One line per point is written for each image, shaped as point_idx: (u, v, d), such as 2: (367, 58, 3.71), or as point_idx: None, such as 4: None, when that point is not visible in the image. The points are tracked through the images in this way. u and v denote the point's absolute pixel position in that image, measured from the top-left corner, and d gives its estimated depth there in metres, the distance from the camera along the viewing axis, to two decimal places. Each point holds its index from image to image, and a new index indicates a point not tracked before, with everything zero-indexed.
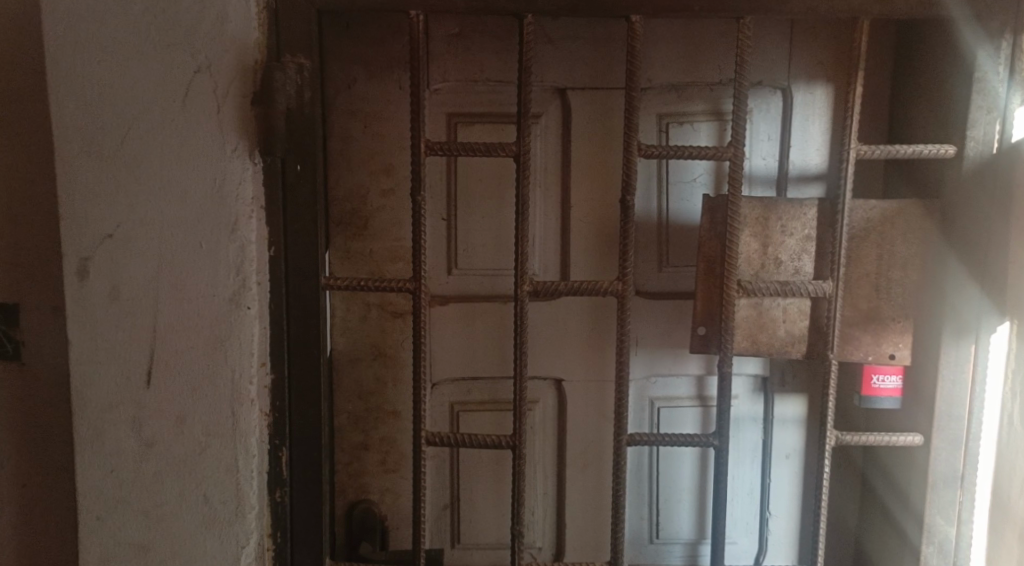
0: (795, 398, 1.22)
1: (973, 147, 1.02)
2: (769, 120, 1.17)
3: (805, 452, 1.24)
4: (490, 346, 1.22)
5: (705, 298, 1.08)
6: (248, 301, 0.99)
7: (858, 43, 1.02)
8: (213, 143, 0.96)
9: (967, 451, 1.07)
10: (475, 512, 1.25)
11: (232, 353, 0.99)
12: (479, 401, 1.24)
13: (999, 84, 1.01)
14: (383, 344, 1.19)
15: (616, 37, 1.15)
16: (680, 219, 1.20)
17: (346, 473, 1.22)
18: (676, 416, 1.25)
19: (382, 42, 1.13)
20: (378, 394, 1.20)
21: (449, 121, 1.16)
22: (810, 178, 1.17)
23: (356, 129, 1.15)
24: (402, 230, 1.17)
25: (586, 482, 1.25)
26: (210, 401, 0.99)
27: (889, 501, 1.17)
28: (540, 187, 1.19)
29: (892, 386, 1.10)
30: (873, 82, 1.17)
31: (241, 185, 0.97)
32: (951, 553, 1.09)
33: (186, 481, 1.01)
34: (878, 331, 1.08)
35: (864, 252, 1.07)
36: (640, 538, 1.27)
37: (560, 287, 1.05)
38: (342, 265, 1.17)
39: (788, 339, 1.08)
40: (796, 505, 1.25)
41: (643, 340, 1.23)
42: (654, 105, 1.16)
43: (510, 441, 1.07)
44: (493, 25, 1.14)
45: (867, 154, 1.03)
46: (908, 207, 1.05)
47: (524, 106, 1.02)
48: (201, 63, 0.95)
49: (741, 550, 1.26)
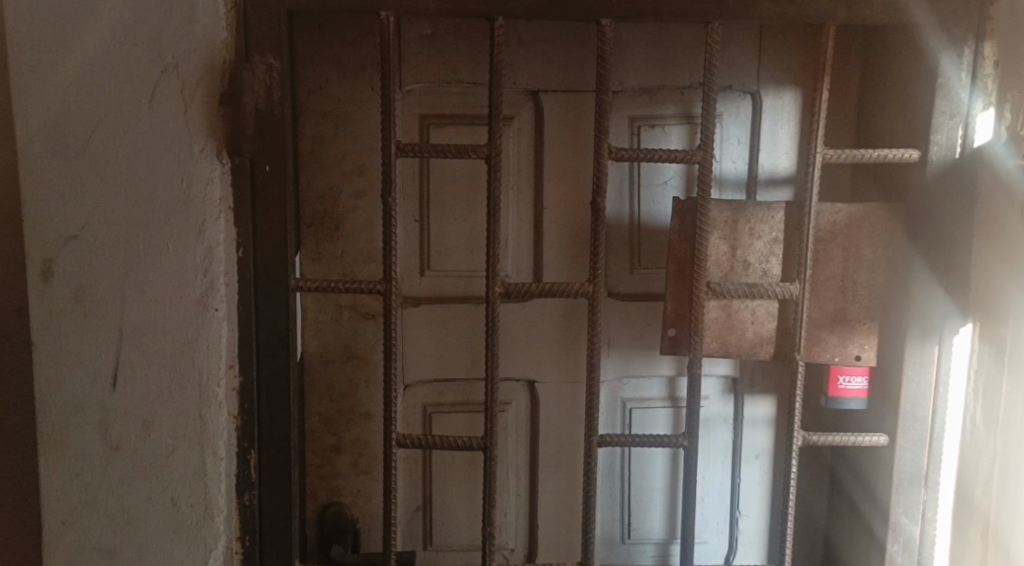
0: (765, 399, 1.24)
1: (937, 152, 1.04)
2: (739, 123, 1.18)
3: (773, 452, 1.25)
4: (463, 348, 1.22)
5: (676, 300, 1.09)
6: (216, 303, 0.99)
7: (824, 48, 1.03)
8: (181, 143, 0.96)
9: (931, 451, 1.09)
10: (448, 513, 1.25)
11: (201, 354, 0.99)
12: (452, 403, 1.24)
13: (962, 90, 1.02)
14: (355, 345, 1.19)
15: (587, 40, 1.15)
16: (651, 221, 1.20)
17: (317, 475, 1.21)
18: (648, 417, 1.26)
19: (354, 42, 1.13)
20: (350, 396, 1.20)
21: (422, 122, 1.16)
22: (779, 181, 1.18)
23: (327, 130, 1.14)
24: (374, 232, 1.17)
25: (559, 483, 1.25)
26: (178, 404, 0.99)
27: (857, 498, 1.18)
28: (513, 189, 1.19)
29: (858, 387, 1.12)
30: (841, 87, 1.18)
31: (209, 185, 0.97)
32: (916, 551, 1.10)
33: (153, 484, 1.00)
34: (845, 332, 1.09)
35: (831, 255, 1.08)
36: (612, 538, 1.27)
37: (532, 289, 1.05)
38: (313, 266, 1.17)
39: (755, 340, 1.09)
40: (765, 503, 1.26)
41: (615, 342, 1.23)
42: (625, 109, 1.17)
43: (481, 442, 1.07)
44: (465, 27, 1.14)
45: (834, 158, 1.04)
46: (874, 210, 1.07)
47: (496, 109, 1.03)
48: (169, 63, 0.95)
49: (711, 550, 1.27)
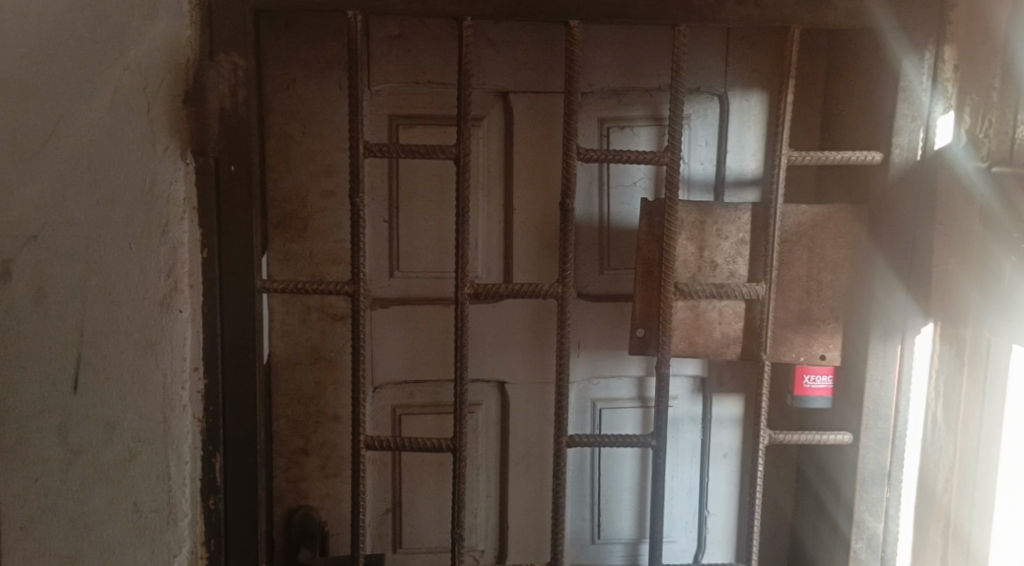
0: (732, 399, 1.25)
1: (899, 154, 1.05)
2: (707, 126, 1.19)
3: (741, 451, 1.26)
4: (433, 350, 1.21)
5: (645, 301, 1.10)
6: (180, 305, 0.97)
7: (789, 52, 1.05)
8: (143, 142, 0.94)
9: (894, 448, 1.10)
10: (417, 515, 1.24)
11: (164, 356, 0.97)
12: (421, 404, 1.23)
13: (923, 93, 1.04)
14: (323, 347, 1.18)
15: (556, 41, 1.16)
16: (620, 222, 1.21)
17: (284, 478, 1.20)
18: (618, 417, 1.26)
19: (321, 42, 1.12)
20: (319, 398, 1.19)
21: (390, 123, 1.15)
22: (746, 183, 1.19)
23: (294, 130, 1.13)
24: (343, 233, 1.16)
25: (529, 483, 1.25)
26: (141, 407, 0.97)
27: (823, 495, 1.20)
28: (482, 190, 1.19)
29: (823, 385, 1.13)
30: (806, 90, 1.20)
31: (173, 185, 0.96)
32: (880, 548, 1.11)
33: (115, 488, 0.98)
34: (810, 332, 1.11)
35: (795, 256, 1.09)
36: (582, 538, 1.27)
37: (501, 290, 1.05)
38: (281, 267, 1.16)
39: (723, 340, 1.10)
40: (733, 502, 1.27)
41: (585, 343, 1.23)
42: (595, 110, 1.18)
43: (451, 443, 1.07)
44: (434, 27, 1.13)
45: (798, 160, 1.05)
46: (838, 211, 1.08)
47: (465, 109, 1.03)
48: (131, 61, 0.93)
49: (681, 549, 1.28)
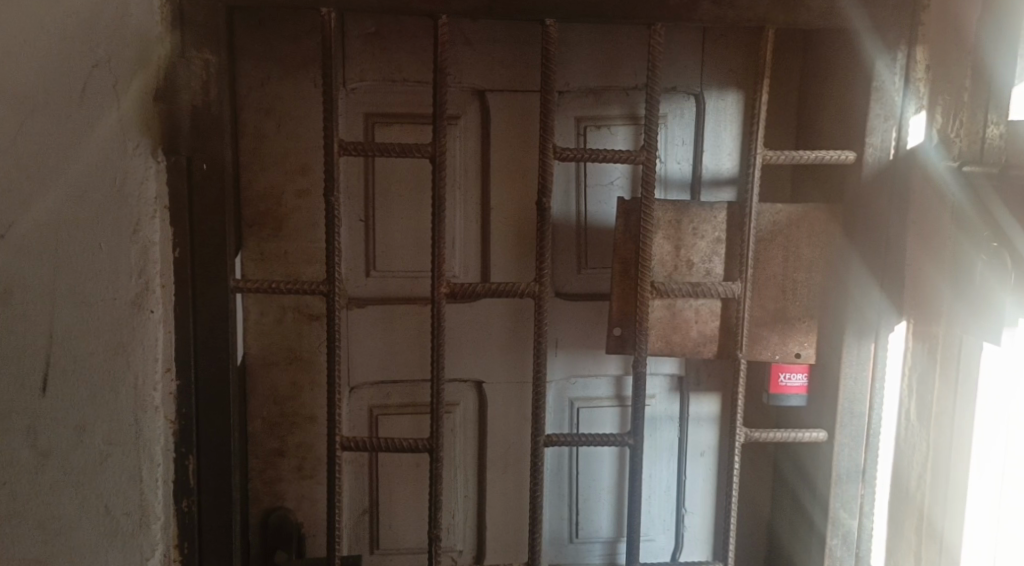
0: (709, 397, 1.25)
1: (872, 153, 1.06)
2: (683, 125, 1.19)
3: (719, 449, 1.27)
4: (410, 350, 1.21)
5: (622, 300, 1.10)
6: (151, 305, 0.96)
7: (764, 52, 1.05)
8: (113, 140, 0.93)
9: (868, 445, 1.10)
10: (395, 516, 1.24)
11: (136, 357, 0.96)
12: (399, 404, 1.23)
13: (896, 93, 1.04)
14: (298, 347, 1.17)
15: (533, 40, 1.15)
16: (598, 221, 1.21)
17: (260, 480, 1.19)
18: (596, 416, 1.26)
19: (295, 39, 1.11)
20: (294, 399, 1.18)
21: (366, 121, 1.15)
22: (722, 182, 1.20)
23: (269, 128, 1.12)
24: (318, 232, 1.15)
25: (507, 483, 1.25)
26: (112, 409, 0.96)
27: (799, 491, 1.20)
28: (459, 189, 1.18)
29: (798, 383, 1.14)
30: (781, 90, 1.20)
31: (144, 184, 0.95)
32: (855, 545, 1.12)
33: (86, 491, 0.97)
34: (785, 331, 1.11)
35: (771, 254, 1.10)
36: (560, 538, 1.27)
37: (477, 288, 1.05)
38: (255, 267, 1.15)
39: (700, 339, 1.11)
40: (710, 500, 1.28)
41: (563, 342, 1.23)
42: (572, 109, 1.18)
43: (427, 444, 1.06)
44: (410, 25, 1.13)
45: (773, 160, 1.06)
46: (813, 210, 1.09)
47: (440, 108, 1.02)
48: (100, 57, 0.92)
49: (658, 547, 1.28)
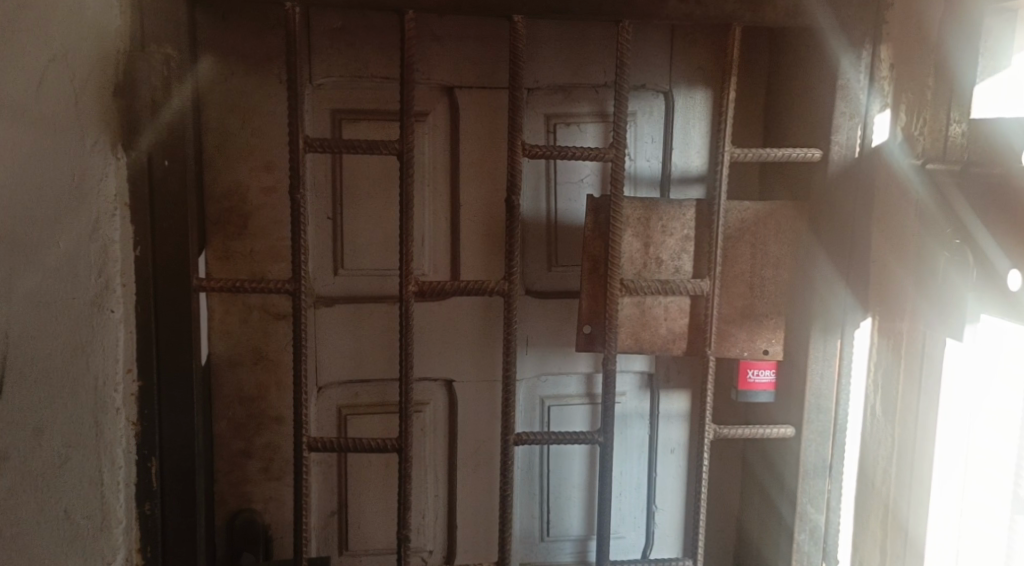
0: (679, 394, 1.26)
1: (838, 152, 1.06)
2: (652, 122, 1.19)
3: (688, 446, 1.27)
4: (379, 349, 1.19)
5: (591, 298, 1.10)
6: (112, 305, 0.94)
7: (730, 50, 1.06)
8: (70, 135, 0.91)
9: (835, 442, 1.11)
10: (364, 516, 1.22)
11: (96, 358, 0.94)
12: (367, 404, 1.21)
13: (862, 92, 1.05)
14: (265, 347, 1.15)
15: (502, 37, 1.15)
16: (567, 218, 1.21)
17: (226, 482, 1.17)
18: (566, 414, 1.26)
19: (260, 34, 1.09)
20: (261, 399, 1.16)
21: (333, 118, 1.13)
22: (691, 179, 1.20)
23: (233, 124, 1.10)
24: (284, 230, 1.13)
25: (477, 482, 1.25)
26: (71, 411, 0.94)
27: (768, 486, 1.21)
28: (427, 186, 1.17)
29: (767, 380, 1.14)
30: (749, 89, 1.21)
31: (103, 182, 0.92)
32: (822, 540, 1.13)
33: (45, 495, 0.95)
34: (753, 328, 1.12)
35: (739, 252, 1.10)
36: (531, 536, 1.27)
37: (446, 287, 1.04)
38: (220, 265, 1.13)
39: (669, 336, 1.11)
40: (680, 497, 1.28)
41: (533, 340, 1.23)
42: (541, 106, 1.17)
43: (396, 443, 1.05)
44: (377, 20, 1.12)
45: (741, 157, 1.06)
46: (779, 208, 1.09)
47: (408, 104, 1.01)
48: (56, 51, 0.90)
49: (629, 544, 1.29)
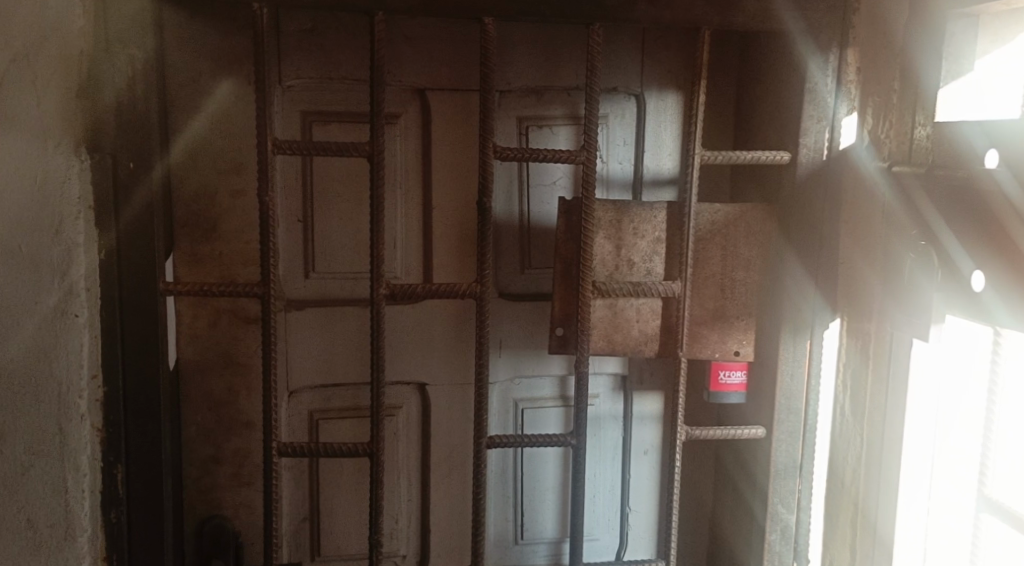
0: (652, 396, 1.26)
1: (806, 154, 1.08)
2: (624, 125, 1.19)
3: (661, 447, 1.28)
4: (351, 352, 1.19)
5: (563, 300, 1.10)
6: (76, 309, 0.92)
7: (700, 52, 1.06)
8: (32, 136, 0.89)
9: (805, 441, 1.13)
10: (336, 521, 1.21)
11: (59, 363, 0.92)
12: (340, 408, 1.21)
13: (829, 95, 1.07)
14: (234, 351, 1.14)
15: (474, 39, 1.14)
16: (540, 220, 1.21)
17: (195, 488, 1.16)
18: (540, 417, 1.26)
19: (229, 35, 1.08)
20: (231, 404, 1.15)
21: (304, 120, 1.12)
22: (663, 182, 1.21)
23: (201, 126, 1.09)
24: (253, 233, 1.12)
25: (451, 486, 1.24)
26: (34, 418, 0.92)
27: (741, 485, 1.22)
28: (399, 189, 1.16)
29: (738, 381, 1.14)
30: (720, 92, 1.22)
31: (66, 184, 0.91)
32: (793, 539, 1.15)
33: (6, 503, 0.93)
34: (724, 329, 1.12)
35: (710, 253, 1.11)
36: (505, 539, 1.27)
37: (417, 289, 1.03)
38: (189, 268, 1.11)
39: (641, 338, 1.11)
40: (654, 498, 1.29)
41: (506, 343, 1.23)
42: (513, 109, 1.17)
43: (368, 447, 1.05)
44: (348, 22, 1.11)
45: (711, 159, 1.07)
46: (749, 210, 1.10)
47: (378, 106, 1.01)
48: (18, 51, 0.88)
49: (603, 546, 1.29)
